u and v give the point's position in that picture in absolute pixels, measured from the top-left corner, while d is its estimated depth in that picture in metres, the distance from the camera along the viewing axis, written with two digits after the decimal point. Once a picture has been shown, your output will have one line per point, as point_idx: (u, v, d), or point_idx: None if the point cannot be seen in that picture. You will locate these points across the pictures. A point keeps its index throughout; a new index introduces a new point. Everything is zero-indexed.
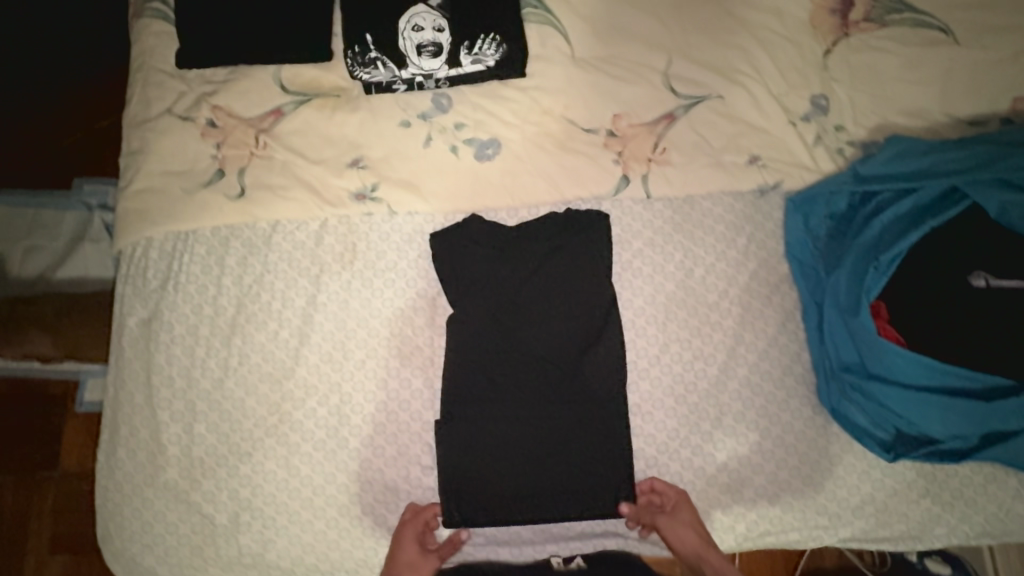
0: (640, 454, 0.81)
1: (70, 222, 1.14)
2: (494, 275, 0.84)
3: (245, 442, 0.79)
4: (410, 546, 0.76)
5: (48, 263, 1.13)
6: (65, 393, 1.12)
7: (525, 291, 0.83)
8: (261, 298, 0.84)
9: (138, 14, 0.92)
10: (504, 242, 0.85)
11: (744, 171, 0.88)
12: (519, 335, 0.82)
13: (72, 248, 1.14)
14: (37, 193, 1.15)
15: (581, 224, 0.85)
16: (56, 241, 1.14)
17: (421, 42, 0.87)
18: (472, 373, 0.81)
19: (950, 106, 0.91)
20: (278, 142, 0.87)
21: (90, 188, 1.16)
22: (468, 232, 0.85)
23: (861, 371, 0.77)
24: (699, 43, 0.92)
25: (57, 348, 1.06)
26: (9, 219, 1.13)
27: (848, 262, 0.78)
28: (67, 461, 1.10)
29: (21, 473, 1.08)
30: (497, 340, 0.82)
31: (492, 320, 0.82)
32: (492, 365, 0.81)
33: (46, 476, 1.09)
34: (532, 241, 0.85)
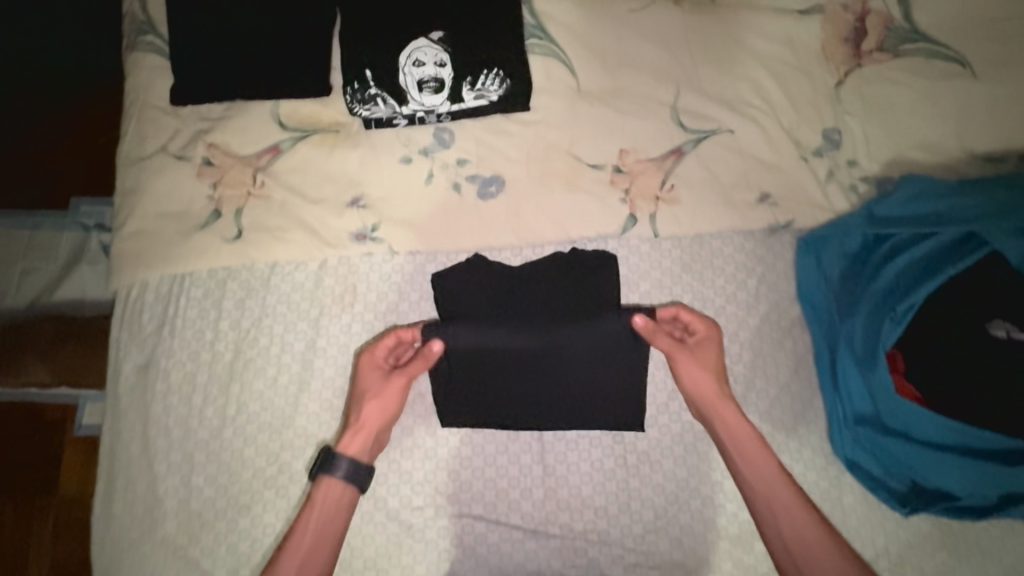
0: (649, 505, 0.78)
1: (68, 242, 1.13)
2: (491, 317, 0.78)
3: (244, 494, 0.77)
4: (371, 374, 0.78)
5: (42, 285, 1.12)
6: (65, 416, 1.10)
7: (527, 329, 0.77)
8: (259, 342, 0.82)
9: (131, 48, 0.89)
10: (502, 282, 0.81)
11: (754, 210, 0.86)
12: (520, 375, 0.78)
13: (68, 269, 1.12)
14: (37, 215, 1.14)
15: (591, 264, 0.82)
16: (54, 263, 1.12)
17: (423, 79, 0.85)
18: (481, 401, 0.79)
19: (968, 140, 0.88)
20: (276, 181, 0.85)
21: (87, 208, 1.15)
22: (468, 276, 0.82)
23: (877, 423, 0.75)
24: (708, 74, 0.90)
25: (53, 376, 1.08)
26: (9, 240, 1.13)
27: (861, 310, 0.77)
28: (66, 485, 1.08)
29: (19, 497, 1.07)
30: (495, 383, 0.78)
31: (490, 365, 0.78)
32: (496, 396, 0.79)
33: (48, 500, 1.07)
34: (537, 278, 0.81)
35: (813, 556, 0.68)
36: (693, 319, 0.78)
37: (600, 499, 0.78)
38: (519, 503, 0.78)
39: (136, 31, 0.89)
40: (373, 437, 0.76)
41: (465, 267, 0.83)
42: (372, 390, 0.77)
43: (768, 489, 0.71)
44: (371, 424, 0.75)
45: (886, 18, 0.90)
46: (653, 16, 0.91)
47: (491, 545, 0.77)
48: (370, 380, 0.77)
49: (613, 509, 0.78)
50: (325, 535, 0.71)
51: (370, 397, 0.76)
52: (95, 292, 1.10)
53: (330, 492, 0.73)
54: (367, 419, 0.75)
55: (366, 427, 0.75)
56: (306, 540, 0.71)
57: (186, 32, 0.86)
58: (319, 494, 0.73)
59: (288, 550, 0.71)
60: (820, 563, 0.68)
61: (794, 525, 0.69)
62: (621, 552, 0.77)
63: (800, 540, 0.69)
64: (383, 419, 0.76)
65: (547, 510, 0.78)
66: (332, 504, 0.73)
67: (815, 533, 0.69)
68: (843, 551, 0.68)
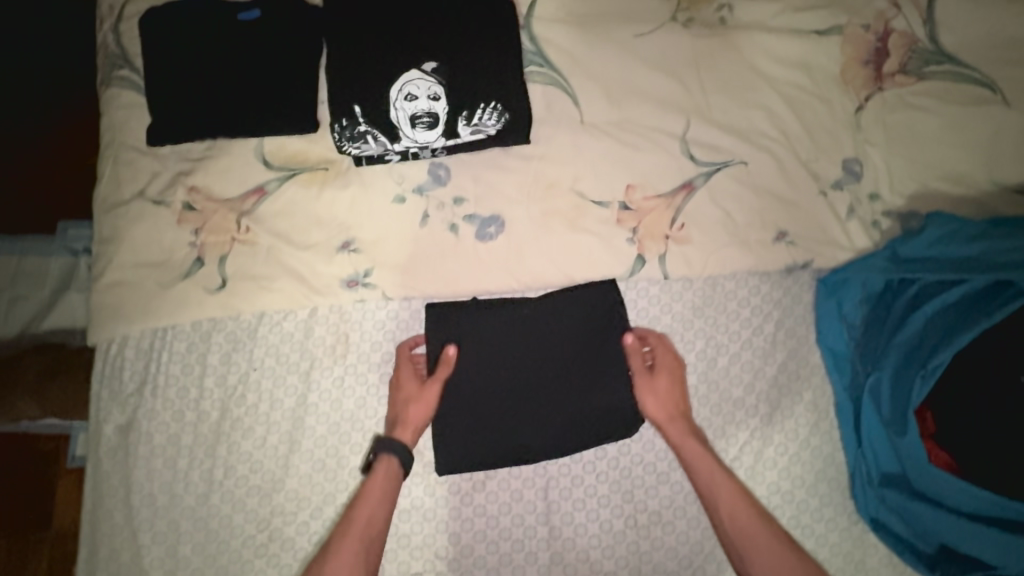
0: (661, 568, 0.74)
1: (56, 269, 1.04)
2: (490, 359, 0.77)
3: (234, 564, 0.73)
4: (409, 379, 0.75)
5: (32, 312, 1.03)
6: (60, 446, 1.04)
7: (524, 365, 0.77)
8: (247, 400, 0.77)
9: (105, 83, 0.84)
10: (501, 323, 0.78)
11: (770, 250, 0.81)
12: (522, 424, 0.75)
13: (57, 296, 1.03)
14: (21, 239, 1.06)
15: (595, 303, 0.78)
16: (41, 289, 1.04)
17: (415, 114, 0.79)
18: (474, 441, 0.75)
19: (998, 171, 0.82)
20: (261, 226, 0.80)
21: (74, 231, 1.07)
22: (470, 316, 0.78)
23: (905, 485, 0.71)
24: (719, 102, 0.84)
25: (42, 410, 0.99)
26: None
27: (888, 364, 0.72)
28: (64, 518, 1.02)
29: (16, 532, 1.01)
30: (495, 432, 0.75)
31: (493, 412, 0.76)
32: (486, 428, 0.75)
33: (37, 537, 1.01)
34: (539, 316, 0.78)
35: (753, 546, 0.67)
36: (661, 343, 0.78)
37: (611, 563, 0.74)
38: (524, 567, 0.74)
39: (110, 65, 0.84)
40: (418, 431, 0.73)
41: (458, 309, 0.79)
42: (410, 395, 0.74)
43: (714, 488, 0.69)
44: (417, 420, 0.73)
45: (910, 38, 0.84)
46: (660, 39, 0.85)
47: None
48: (407, 388, 0.75)
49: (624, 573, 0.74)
50: (386, 500, 0.70)
51: (411, 403, 0.74)
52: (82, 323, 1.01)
53: (386, 472, 0.71)
54: (410, 424, 0.73)
55: (411, 421, 0.73)
56: (372, 504, 0.69)
57: (161, 67, 0.80)
58: (379, 469, 0.71)
59: (358, 514, 0.69)
60: (764, 553, 0.66)
61: (735, 517, 0.68)
62: None
63: (743, 533, 0.67)
64: (428, 418, 0.74)
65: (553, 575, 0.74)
66: (386, 473, 0.71)
67: (756, 526, 0.67)
68: (783, 544, 0.66)
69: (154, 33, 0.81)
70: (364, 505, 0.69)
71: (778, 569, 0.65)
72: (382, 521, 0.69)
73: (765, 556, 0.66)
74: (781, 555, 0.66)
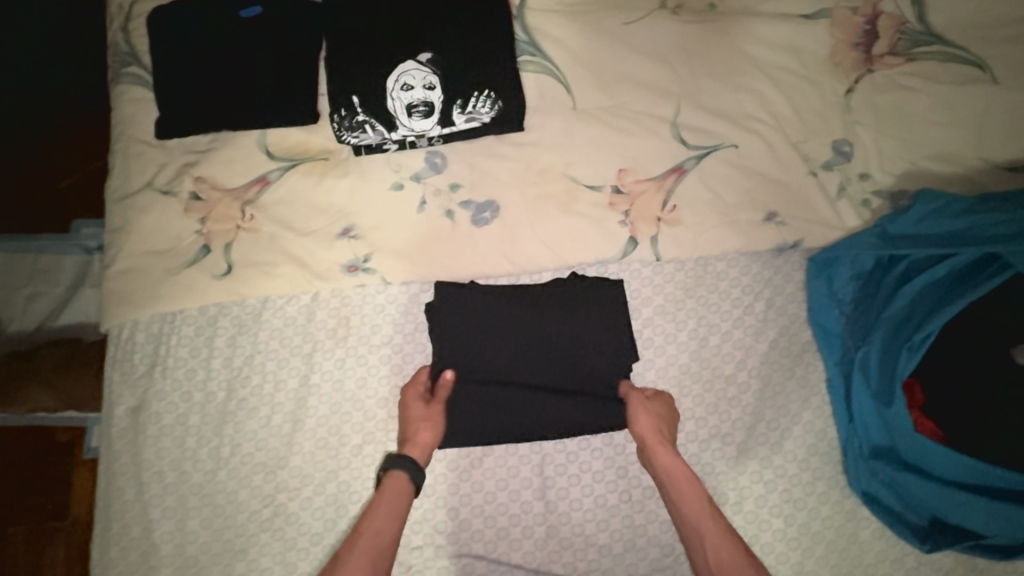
0: (655, 542, 0.76)
1: (70, 266, 1.09)
2: (486, 337, 0.79)
3: (239, 538, 0.76)
4: (413, 402, 0.75)
5: (50, 307, 1.08)
6: (75, 439, 1.08)
7: (523, 348, 0.79)
8: (252, 381, 0.80)
9: (115, 80, 0.87)
10: (496, 303, 0.79)
11: (760, 230, 0.82)
12: (519, 400, 0.77)
13: (72, 291, 1.08)
14: (36, 237, 1.10)
15: (595, 284, 0.81)
16: (56, 285, 1.09)
17: (412, 103, 0.82)
18: (476, 420, 0.77)
19: (987, 150, 0.83)
20: (264, 214, 0.83)
21: (88, 230, 1.11)
22: (469, 297, 0.80)
23: (895, 458, 0.72)
24: (709, 88, 0.86)
25: (57, 400, 1.02)
26: (6, 265, 1.08)
27: (876, 338, 0.73)
28: (78, 509, 1.06)
29: (30, 523, 1.04)
30: (492, 407, 0.77)
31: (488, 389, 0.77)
32: (489, 408, 0.77)
33: (56, 526, 1.05)
34: (537, 295, 0.80)
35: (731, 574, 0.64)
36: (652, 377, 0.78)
37: (605, 537, 0.76)
38: (521, 541, 0.76)
39: (119, 63, 0.87)
40: (428, 451, 0.74)
41: (460, 295, 0.80)
42: (416, 416, 0.74)
43: (697, 520, 0.68)
44: (426, 441, 0.73)
45: (899, 20, 0.85)
46: (650, 27, 0.87)
47: None
48: (412, 411, 0.75)
49: (618, 546, 0.76)
50: (394, 516, 0.70)
51: (420, 424, 0.74)
52: (96, 314, 1.06)
53: (397, 488, 0.71)
54: (421, 445, 0.73)
55: (421, 440, 0.73)
56: (381, 519, 0.69)
57: (169, 63, 0.84)
58: (389, 485, 0.71)
59: (365, 528, 0.68)
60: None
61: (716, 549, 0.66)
62: None
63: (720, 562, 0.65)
64: (435, 439, 0.74)
65: (549, 549, 0.75)
66: (396, 491, 0.71)
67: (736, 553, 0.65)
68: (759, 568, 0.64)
69: (161, 30, 0.85)
70: (372, 518, 0.69)
71: None
72: (387, 541, 0.68)
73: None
74: None
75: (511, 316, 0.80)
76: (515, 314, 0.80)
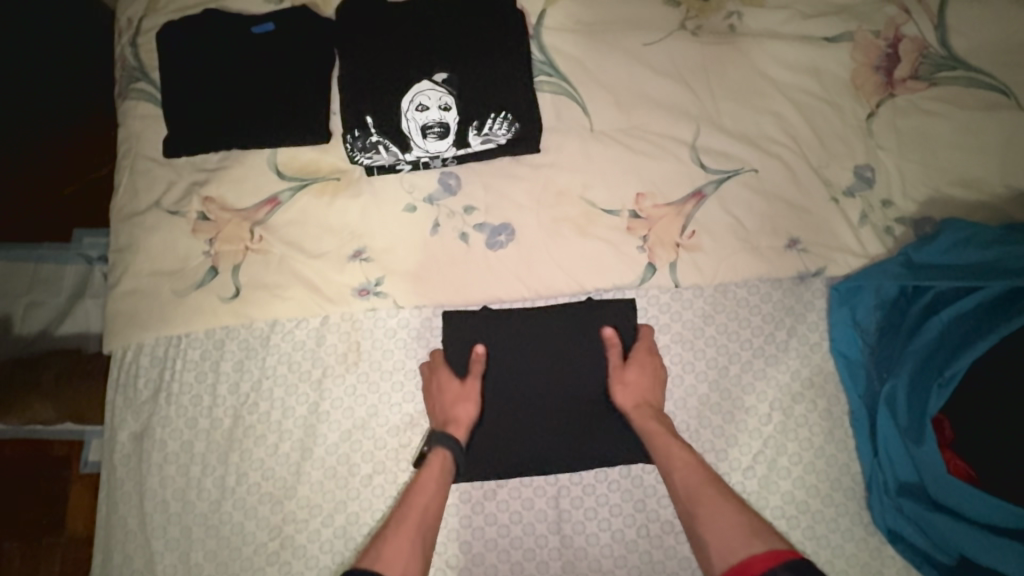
0: None
1: (71, 275, 1.08)
2: (503, 362, 0.78)
3: (245, 571, 0.74)
4: (448, 382, 0.76)
5: (49, 317, 1.06)
6: (70, 452, 1.05)
7: (543, 377, 0.77)
8: (259, 407, 0.78)
9: (124, 96, 0.86)
10: (515, 325, 0.79)
11: (781, 257, 0.80)
12: (538, 430, 0.76)
13: (72, 302, 1.07)
14: (40, 247, 1.09)
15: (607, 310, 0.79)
16: (57, 295, 1.07)
17: (427, 124, 0.80)
18: (491, 450, 0.75)
19: (1012, 178, 0.81)
20: (274, 235, 0.81)
21: (90, 239, 1.10)
22: (490, 321, 0.79)
23: (922, 496, 0.70)
24: (729, 110, 0.84)
25: (58, 412, 0.99)
26: (10, 274, 1.08)
27: (903, 372, 0.71)
28: (75, 524, 1.03)
29: (26, 538, 1.01)
30: (510, 437, 0.75)
31: (504, 417, 0.76)
32: (505, 438, 0.75)
33: (52, 541, 1.02)
34: (552, 319, 0.79)
35: (699, 509, 0.63)
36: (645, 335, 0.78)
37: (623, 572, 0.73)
38: None
39: (128, 79, 0.86)
40: (470, 429, 0.74)
41: (476, 324, 0.79)
42: (454, 395, 0.75)
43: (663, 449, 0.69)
44: (467, 418, 0.73)
45: (922, 44, 0.84)
46: (669, 48, 0.85)
47: None
48: (448, 392, 0.75)
49: None
50: (442, 490, 0.68)
51: (459, 403, 0.74)
52: (99, 326, 1.05)
53: (441, 465, 0.70)
54: (464, 422, 0.73)
55: (461, 419, 0.73)
56: (427, 494, 0.67)
57: (179, 82, 0.82)
58: (433, 463, 0.70)
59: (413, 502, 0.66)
60: (710, 512, 0.62)
61: (682, 476, 0.66)
62: None
63: (686, 485, 0.65)
64: (476, 415, 0.74)
65: None
66: (441, 467, 0.70)
67: (708, 489, 0.64)
68: (728, 499, 0.62)
69: (171, 48, 0.83)
70: (422, 494, 0.67)
71: (719, 525, 0.60)
72: (434, 514, 0.67)
73: (711, 515, 0.61)
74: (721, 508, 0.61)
75: (530, 344, 0.78)
76: (534, 344, 0.78)
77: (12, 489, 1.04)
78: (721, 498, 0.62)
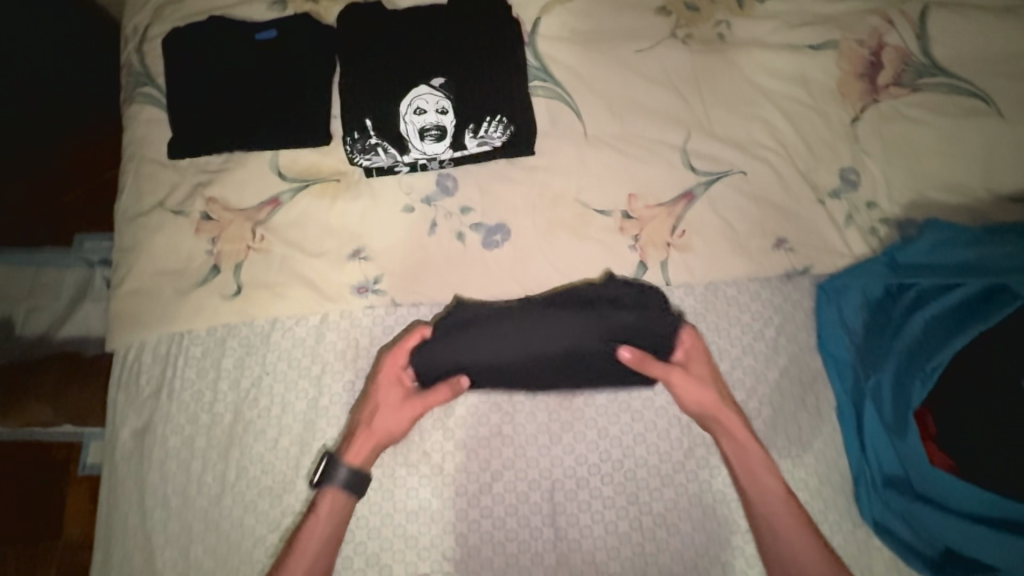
0: (667, 571, 0.74)
1: (71, 280, 1.09)
2: (501, 363, 0.75)
3: (244, 565, 0.75)
4: (390, 388, 0.75)
5: (49, 321, 1.08)
6: (70, 455, 1.07)
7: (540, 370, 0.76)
8: (259, 403, 0.79)
9: (130, 100, 0.88)
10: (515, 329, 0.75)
11: (769, 257, 0.83)
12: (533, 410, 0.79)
13: (73, 307, 1.08)
14: (40, 252, 1.11)
15: (618, 300, 0.77)
16: (55, 300, 1.08)
17: (424, 127, 0.82)
18: (485, 433, 0.79)
19: (992, 181, 0.84)
20: (276, 235, 0.83)
21: (92, 244, 1.12)
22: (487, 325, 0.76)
23: (907, 489, 0.72)
24: (717, 116, 0.87)
25: (56, 414, 0.99)
26: (12, 277, 1.09)
27: (888, 368, 0.73)
28: (71, 527, 1.04)
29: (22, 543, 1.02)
30: (501, 419, 0.79)
31: (512, 396, 0.80)
32: (498, 419, 0.79)
33: (49, 546, 1.02)
34: (562, 313, 0.75)
35: (795, 550, 0.68)
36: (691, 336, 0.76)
37: (616, 565, 0.75)
38: (530, 569, 0.75)
39: (134, 84, 0.88)
40: (379, 446, 0.74)
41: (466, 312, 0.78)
42: (387, 401, 0.75)
43: (757, 480, 0.71)
44: (383, 433, 0.74)
45: (903, 52, 0.87)
46: (660, 55, 0.88)
47: None
48: (384, 398, 0.75)
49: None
50: (336, 529, 0.71)
51: (388, 415, 0.74)
52: (100, 329, 1.06)
53: (336, 500, 0.72)
54: (378, 434, 0.74)
55: (376, 433, 0.74)
56: (317, 539, 0.70)
57: (184, 86, 0.84)
58: (328, 496, 0.72)
59: (300, 547, 0.70)
60: (807, 557, 0.68)
61: (779, 514, 0.70)
62: None
63: (781, 523, 0.69)
64: (393, 433, 0.74)
65: None
66: (336, 500, 0.72)
67: (805, 531, 0.69)
68: (821, 543, 0.69)
69: (177, 53, 0.85)
70: (309, 534, 0.70)
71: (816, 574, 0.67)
72: (327, 556, 0.70)
73: (809, 560, 0.68)
74: (818, 556, 0.68)
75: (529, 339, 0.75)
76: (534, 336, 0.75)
77: (10, 493, 1.05)
78: (819, 542, 0.69)
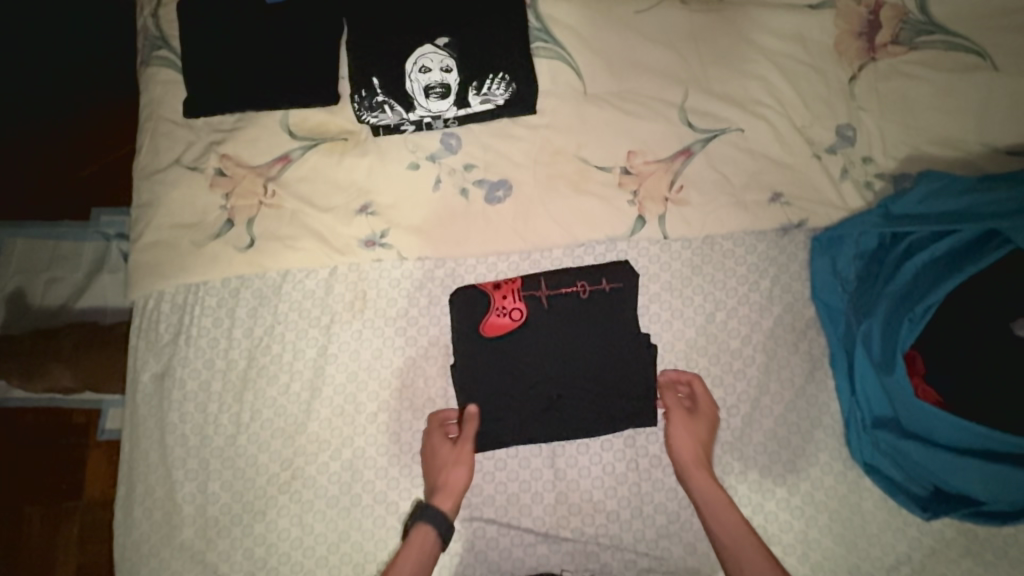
0: (662, 509, 0.78)
1: (89, 253, 1.13)
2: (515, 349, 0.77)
3: (259, 500, 0.79)
4: (439, 445, 0.77)
5: (68, 292, 1.11)
6: (89, 421, 1.09)
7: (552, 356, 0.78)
8: (272, 350, 0.83)
9: (147, 63, 0.91)
10: (528, 383, 0.78)
11: (766, 210, 0.85)
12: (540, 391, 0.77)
13: (89, 279, 1.12)
14: (60, 224, 1.15)
15: (616, 312, 0.78)
16: (76, 272, 1.12)
17: (429, 85, 0.85)
18: (497, 405, 0.78)
19: (987, 135, 0.86)
20: (286, 190, 0.86)
21: (108, 219, 1.16)
22: (516, 351, 0.77)
23: (895, 428, 0.75)
24: (715, 74, 0.88)
25: (78, 381, 1.06)
26: (32, 250, 1.13)
27: (879, 312, 0.75)
28: (92, 489, 1.07)
29: (44, 503, 1.06)
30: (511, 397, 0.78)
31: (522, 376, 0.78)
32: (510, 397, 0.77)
33: (71, 507, 1.06)
34: (565, 316, 0.78)
35: None
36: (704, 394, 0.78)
37: (612, 503, 0.78)
38: (531, 507, 0.78)
39: (150, 47, 0.91)
40: (459, 495, 0.75)
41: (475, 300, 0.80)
42: (444, 458, 0.76)
43: (736, 542, 0.68)
44: (456, 484, 0.75)
45: (902, 10, 0.87)
46: (660, 15, 0.89)
47: (503, 549, 0.77)
48: (439, 454, 0.76)
49: (625, 514, 0.78)
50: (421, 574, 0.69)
51: (452, 467, 0.75)
52: (116, 300, 1.10)
53: (421, 542, 0.71)
54: (456, 485, 0.75)
55: (450, 485, 0.75)
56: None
57: (197, 48, 0.87)
58: (415, 539, 0.72)
59: None
60: None
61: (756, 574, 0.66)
62: (635, 556, 0.77)
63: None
64: (464, 481, 0.75)
65: (558, 514, 0.78)
66: (423, 540, 0.71)
67: None
68: None
69: (190, 16, 0.88)
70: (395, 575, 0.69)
71: None
72: None
73: None
74: None
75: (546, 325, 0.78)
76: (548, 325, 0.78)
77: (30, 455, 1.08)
78: None
